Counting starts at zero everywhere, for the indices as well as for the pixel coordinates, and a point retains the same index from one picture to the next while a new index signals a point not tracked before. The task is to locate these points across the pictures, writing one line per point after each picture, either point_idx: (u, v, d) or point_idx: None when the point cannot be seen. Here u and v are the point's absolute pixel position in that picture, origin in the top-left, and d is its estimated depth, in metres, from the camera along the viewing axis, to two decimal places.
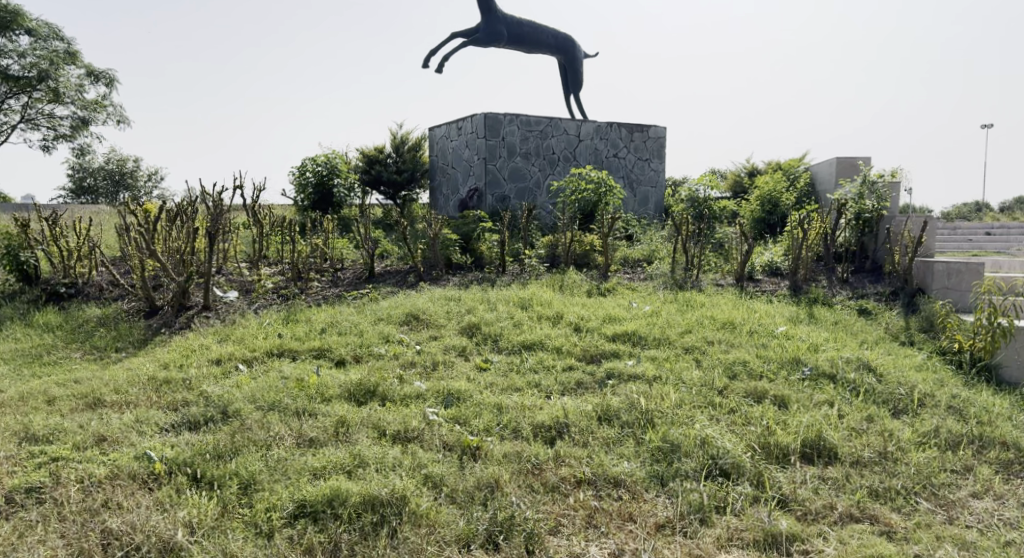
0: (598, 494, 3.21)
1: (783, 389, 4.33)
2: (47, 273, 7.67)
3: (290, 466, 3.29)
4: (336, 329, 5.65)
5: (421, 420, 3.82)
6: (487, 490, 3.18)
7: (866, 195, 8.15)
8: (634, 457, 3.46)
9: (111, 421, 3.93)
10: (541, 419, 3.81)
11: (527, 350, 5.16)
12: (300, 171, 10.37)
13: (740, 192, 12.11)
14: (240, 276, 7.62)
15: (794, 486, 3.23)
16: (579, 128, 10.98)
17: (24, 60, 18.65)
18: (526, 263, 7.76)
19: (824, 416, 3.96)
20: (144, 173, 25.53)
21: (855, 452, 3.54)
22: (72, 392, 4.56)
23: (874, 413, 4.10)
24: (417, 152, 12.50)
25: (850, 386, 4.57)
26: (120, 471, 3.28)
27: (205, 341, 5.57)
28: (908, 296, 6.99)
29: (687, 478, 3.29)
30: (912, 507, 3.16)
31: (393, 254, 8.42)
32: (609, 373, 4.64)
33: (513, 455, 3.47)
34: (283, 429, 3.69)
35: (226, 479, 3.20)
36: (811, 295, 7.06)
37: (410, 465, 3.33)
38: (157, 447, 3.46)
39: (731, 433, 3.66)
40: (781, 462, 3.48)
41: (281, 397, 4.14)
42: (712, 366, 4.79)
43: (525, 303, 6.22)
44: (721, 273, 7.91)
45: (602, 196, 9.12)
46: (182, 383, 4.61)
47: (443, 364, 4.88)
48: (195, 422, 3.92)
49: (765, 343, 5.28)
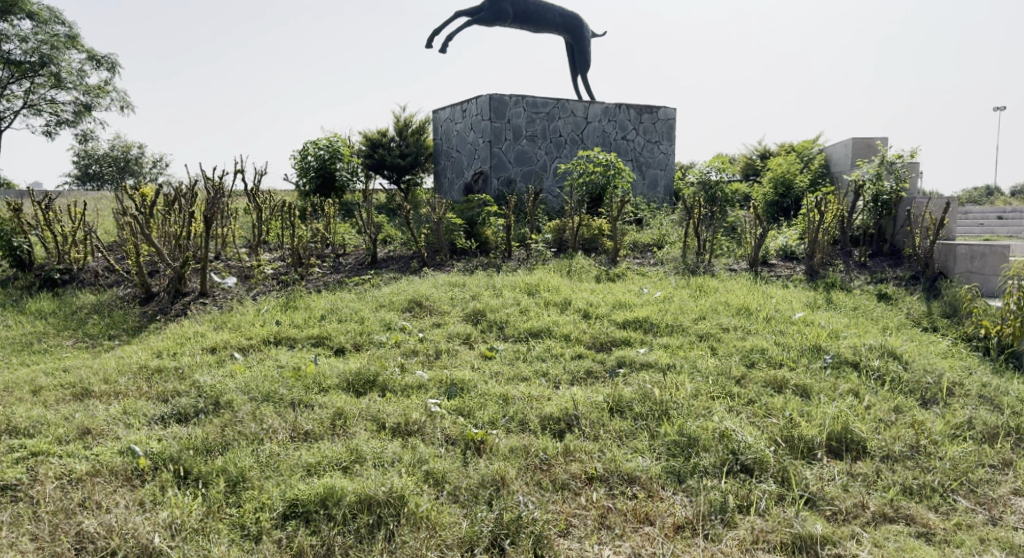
0: (612, 492, 2.99)
1: (805, 378, 4.10)
2: (42, 258, 7.49)
3: (282, 462, 3.08)
4: (336, 315, 5.45)
5: (423, 411, 3.61)
6: (493, 488, 2.97)
7: (884, 175, 7.86)
8: (650, 452, 3.25)
9: (98, 413, 3.75)
10: (550, 411, 3.60)
11: (534, 338, 4.95)
12: (301, 155, 10.14)
13: (752, 174, 11.83)
14: (239, 261, 7.42)
15: (822, 483, 3.01)
16: (587, 109, 10.69)
17: (26, 44, 18.44)
18: (533, 249, 7.52)
19: (850, 407, 3.73)
20: (149, 160, 25.40)
21: (885, 446, 3.31)
22: (61, 382, 4.38)
23: (902, 403, 3.88)
24: (421, 135, 12.24)
25: (875, 374, 4.35)
26: (103, 466, 3.09)
27: (200, 329, 5.38)
28: (929, 280, 6.75)
29: (706, 475, 3.07)
30: (950, 506, 2.94)
31: (396, 239, 8.20)
32: (619, 361, 4.43)
33: (520, 449, 3.26)
34: (276, 422, 3.48)
35: (214, 476, 3.00)
36: (828, 280, 6.80)
37: (410, 461, 3.12)
38: (143, 442, 3.27)
39: (752, 426, 3.44)
40: (807, 457, 3.25)
41: (276, 388, 3.93)
42: (729, 354, 4.56)
43: (532, 288, 6.00)
44: (734, 258, 7.66)
45: (610, 179, 8.87)
46: (174, 371, 4.43)
47: (447, 352, 4.67)
48: (185, 414, 3.73)
49: (783, 330, 5.06)
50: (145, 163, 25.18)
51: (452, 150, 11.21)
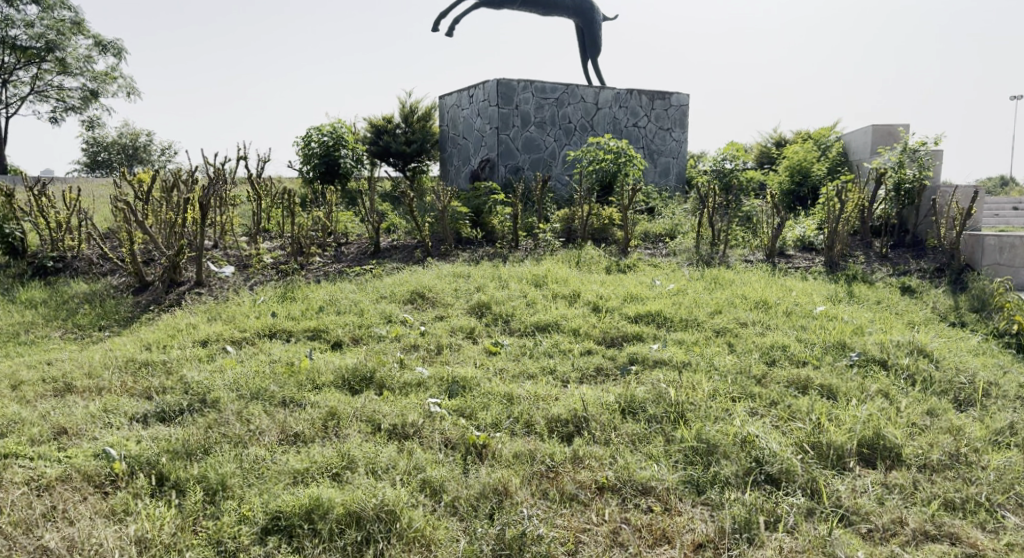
0: (625, 504, 2.75)
1: (831, 378, 3.84)
2: (35, 245, 7.28)
3: (267, 469, 2.85)
4: (335, 307, 5.20)
5: (421, 412, 3.36)
6: (495, 499, 2.73)
7: (906, 163, 7.53)
8: (666, 459, 3.00)
9: (76, 411, 3.53)
10: (558, 412, 3.36)
11: (541, 332, 4.70)
12: (303, 141, 9.88)
13: (767, 163, 11.52)
14: (238, 250, 7.18)
15: (855, 496, 2.75)
16: (597, 95, 10.38)
17: (32, 29, 18.23)
18: (541, 239, 7.24)
19: (881, 410, 3.47)
20: (157, 147, 25.22)
21: (921, 454, 3.04)
22: (44, 375, 4.17)
23: (935, 405, 3.61)
24: (428, 122, 11.97)
25: (904, 373, 4.07)
26: (74, 471, 2.87)
27: (193, 320, 5.15)
28: (954, 273, 6.45)
29: (727, 485, 2.82)
30: (998, 522, 2.67)
31: (399, 228, 7.92)
32: (631, 358, 4.18)
33: (525, 455, 3.01)
34: (265, 423, 3.25)
35: (193, 484, 2.77)
36: (849, 272, 6.52)
37: (406, 467, 2.88)
38: (120, 444, 3.04)
39: (776, 431, 3.19)
40: (837, 466, 2.98)
41: (266, 385, 3.69)
42: (748, 352, 4.30)
43: (539, 280, 5.75)
44: (750, 248, 7.38)
45: (621, 166, 8.57)
46: (162, 366, 4.20)
47: (449, 347, 4.41)
48: (170, 412, 3.50)
49: (805, 326, 4.79)
50: (153, 151, 24.99)
51: (458, 137, 10.94)
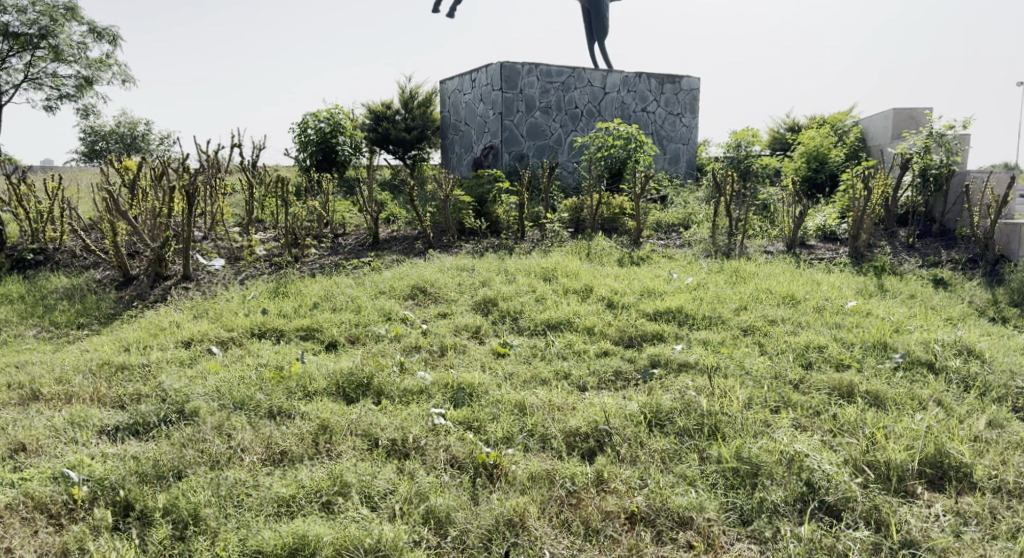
0: (658, 538, 2.40)
1: (876, 383, 3.46)
2: (15, 237, 6.88)
3: (249, 497, 2.49)
4: (330, 304, 4.81)
5: (424, 426, 2.98)
6: (512, 535, 2.36)
7: (933, 148, 7.07)
8: (703, 482, 2.63)
9: (38, 424, 3.15)
10: (576, 425, 2.98)
11: (552, 330, 4.32)
12: (300, 127, 9.45)
13: (779, 149, 11.11)
14: (229, 241, 6.77)
15: (927, 528, 2.39)
16: (605, 79, 9.93)
17: (24, 15, 17.75)
18: (548, 229, 6.83)
19: (939, 420, 3.09)
20: (155, 136, 24.77)
21: (994, 476, 2.67)
22: (9, 381, 3.79)
23: (997, 413, 3.22)
24: (428, 107, 11.55)
25: (956, 378, 3.68)
26: (26, 499, 2.52)
27: (177, 318, 4.76)
28: (989, 264, 6.07)
29: (776, 515, 2.46)
30: None
31: (399, 217, 7.52)
32: (653, 360, 3.80)
33: (542, 477, 2.64)
34: (248, 438, 2.88)
35: (160, 517, 2.42)
36: (876, 264, 6.13)
37: (407, 494, 2.51)
38: (83, 464, 2.69)
39: (825, 448, 2.81)
40: (901, 492, 2.61)
41: (252, 393, 3.31)
42: (781, 353, 3.91)
43: (547, 273, 5.36)
44: (770, 239, 6.98)
45: (632, 152, 8.17)
46: (139, 371, 3.82)
47: (454, 348, 4.03)
48: (144, 425, 3.13)
49: (840, 324, 4.40)
50: (151, 140, 24.53)
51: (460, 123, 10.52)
